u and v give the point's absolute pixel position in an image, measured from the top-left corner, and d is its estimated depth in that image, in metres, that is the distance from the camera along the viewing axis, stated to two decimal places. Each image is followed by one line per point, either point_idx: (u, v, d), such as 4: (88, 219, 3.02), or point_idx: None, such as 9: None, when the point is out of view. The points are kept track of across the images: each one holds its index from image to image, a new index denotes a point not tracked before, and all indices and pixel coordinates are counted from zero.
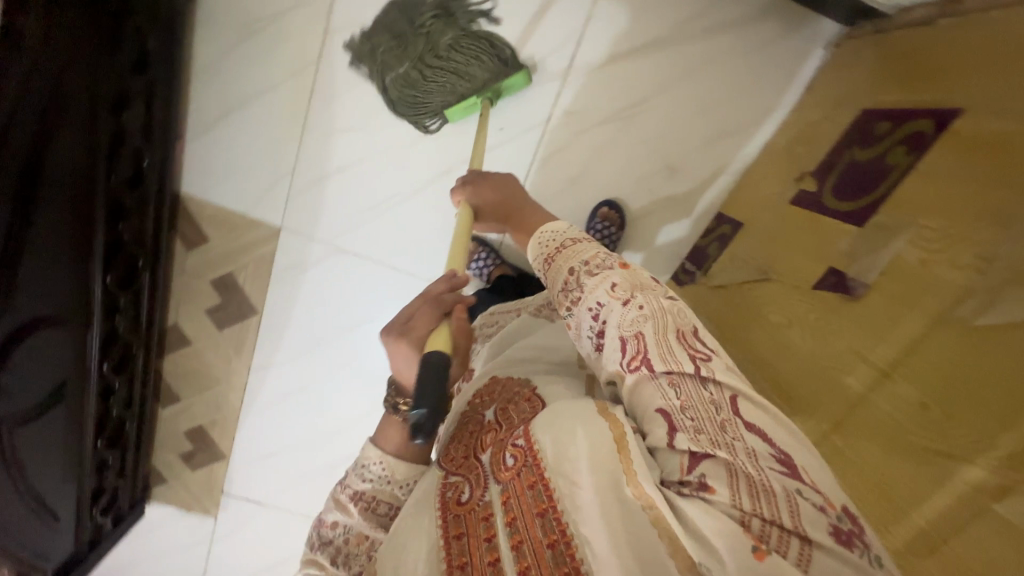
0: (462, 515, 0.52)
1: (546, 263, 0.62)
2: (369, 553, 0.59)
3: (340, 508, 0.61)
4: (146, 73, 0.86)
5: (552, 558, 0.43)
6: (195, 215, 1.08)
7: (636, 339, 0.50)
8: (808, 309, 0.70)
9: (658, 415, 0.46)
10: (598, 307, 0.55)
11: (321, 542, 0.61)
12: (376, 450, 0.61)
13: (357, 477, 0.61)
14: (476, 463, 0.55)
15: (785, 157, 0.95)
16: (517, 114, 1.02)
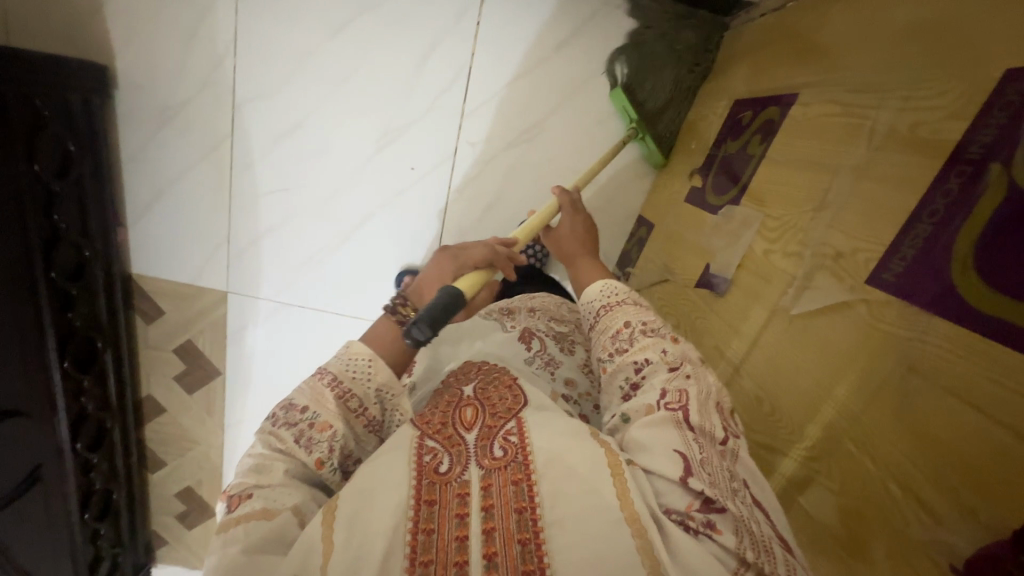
0: (437, 483, 0.45)
1: (604, 311, 0.63)
2: (333, 448, 0.48)
3: (315, 393, 0.50)
4: (71, 174, 0.94)
5: (520, 554, 0.40)
6: (148, 291, 1.16)
7: (680, 396, 0.49)
8: (690, 308, 0.71)
9: (676, 454, 0.44)
10: (644, 364, 0.54)
11: (282, 421, 0.49)
12: (369, 346, 0.53)
13: (340, 363, 0.51)
14: (457, 436, 0.49)
15: (685, 154, 0.96)
16: (426, 152, 1.07)
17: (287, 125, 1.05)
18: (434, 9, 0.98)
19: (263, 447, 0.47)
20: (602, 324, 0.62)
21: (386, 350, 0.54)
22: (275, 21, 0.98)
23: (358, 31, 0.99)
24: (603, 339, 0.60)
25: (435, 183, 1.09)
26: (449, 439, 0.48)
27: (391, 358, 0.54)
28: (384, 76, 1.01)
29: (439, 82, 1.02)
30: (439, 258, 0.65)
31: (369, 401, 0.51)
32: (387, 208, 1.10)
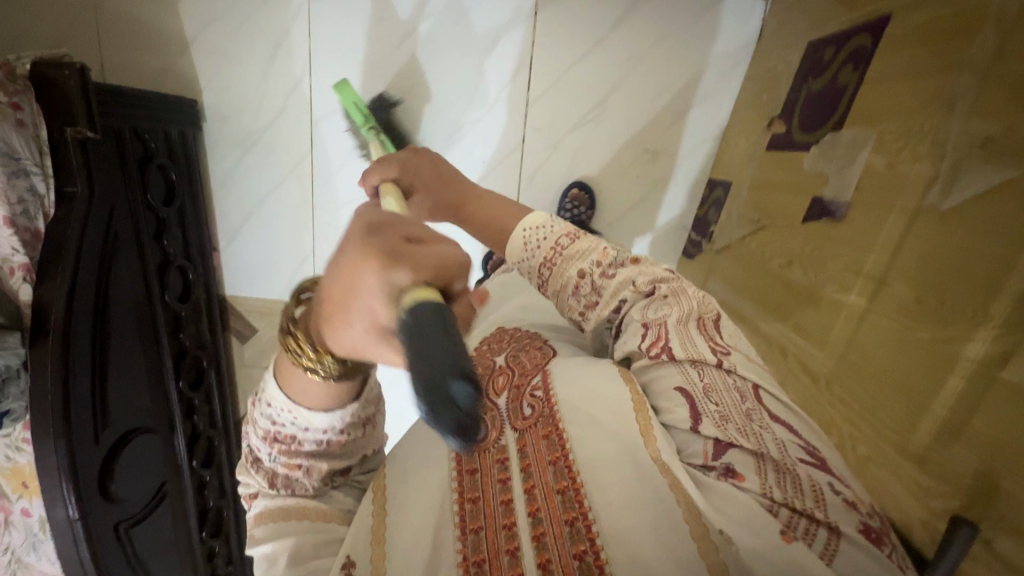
0: (476, 455, 0.50)
1: (552, 265, 0.62)
2: (314, 475, 0.48)
3: (263, 441, 0.47)
4: (175, 202, 1.01)
5: (562, 503, 0.43)
6: (242, 311, 1.21)
7: (660, 327, 0.56)
8: (801, 244, 0.71)
9: (680, 393, 0.51)
10: (621, 301, 0.61)
11: (255, 462, 0.49)
12: (281, 397, 0.44)
13: (264, 416, 0.45)
14: (492, 404, 0.57)
15: (754, 109, 0.96)
16: (493, 144, 1.10)
17: None
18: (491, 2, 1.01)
19: (252, 480, 0.49)
20: (555, 279, 0.62)
21: (309, 397, 0.43)
22: (342, 35, 1.04)
23: (420, 35, 1.04)
24: (565, 296, 0.63)
25: (504, 173, 1.12)
26: (483, 411, 0.56)
27: (316, 400, 0.43)
28: (449, 74, 1.06)
29: (500, 74, 1.06)
30: (354, 245, 0.28)
31: (310, 441, 0.46)
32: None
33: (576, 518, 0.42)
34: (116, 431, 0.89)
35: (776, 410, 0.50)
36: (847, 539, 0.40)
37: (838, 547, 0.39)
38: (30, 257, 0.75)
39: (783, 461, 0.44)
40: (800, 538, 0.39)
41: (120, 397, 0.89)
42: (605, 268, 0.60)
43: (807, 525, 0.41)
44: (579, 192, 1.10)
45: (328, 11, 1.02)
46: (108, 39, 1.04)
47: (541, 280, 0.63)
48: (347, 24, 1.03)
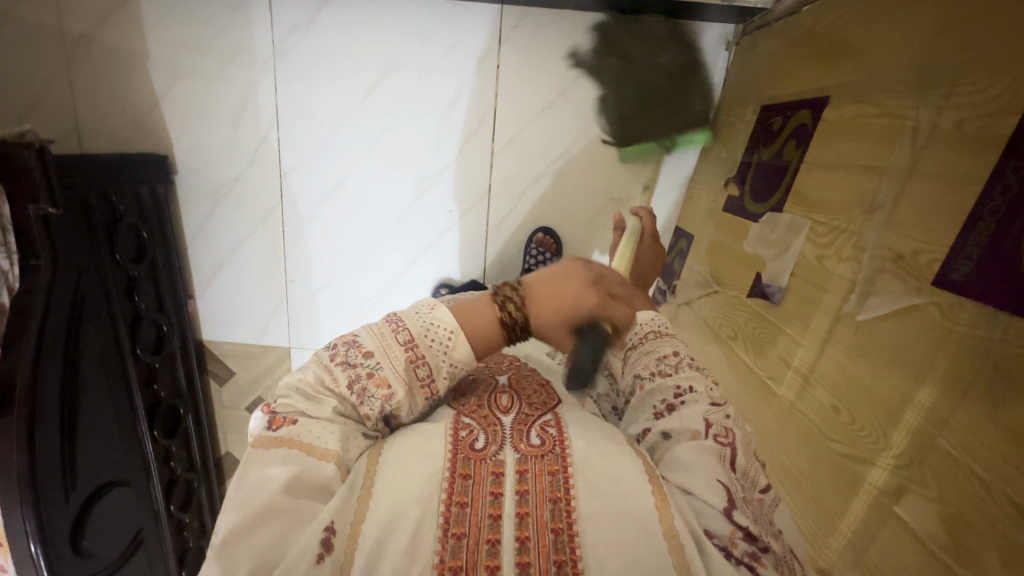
0: (472, 460, 0.47)
1: (653, 336, 0.61)
2: (386, 404, 0.49)
3: (384, 343, 0.50)
4: (146, 258, 1.03)
5: (552, 542, 0.42)
6: (219, 355, 1.24)
7: (728, 435, 0.50)
8: (745, 319, 0.71)
9: (718, 482, 0.46)
10: (687, 390, 0.54)
11: (344, 360, 0.50)
12: (454, 318, 0.51)
13: (419, 324, 0.51)
14: (494, 418, 0.52)
15: (716, 163, 0.96)
16: (460, 194, 1.11)
17: (331, 184, 1.11)
18: (456, 58, 1.02)
19: (317, 373, 0.50)
20: (646, 346, 0.61)
21: (470, 328, 0.51)
22: (309, 92, 1.05)
23: (386, 90, 1.05)
24: (643, 360, 0.59)
25: (473, 220, 1.13)
26: (485, 420, 0.52)
27: (472, 334, 0.51)
28: (416, 127, 1.07)
29: (467, 126, 1.07)
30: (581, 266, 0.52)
31: (437, 374, 0.50)
32: (430, 250, 1.15)
33: (564, 563, 0.41)
34: (88, 489, 0.91)
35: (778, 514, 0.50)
36: None
37: None
38: None
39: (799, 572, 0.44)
40: None
41: (90, 455, 0.92)
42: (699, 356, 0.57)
43: None
44: (545, 237, 1.11)
45: (295, 69, 1.04)
46: (83, 97, 1.06)
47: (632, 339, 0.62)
48: (314, 81, 1.05)
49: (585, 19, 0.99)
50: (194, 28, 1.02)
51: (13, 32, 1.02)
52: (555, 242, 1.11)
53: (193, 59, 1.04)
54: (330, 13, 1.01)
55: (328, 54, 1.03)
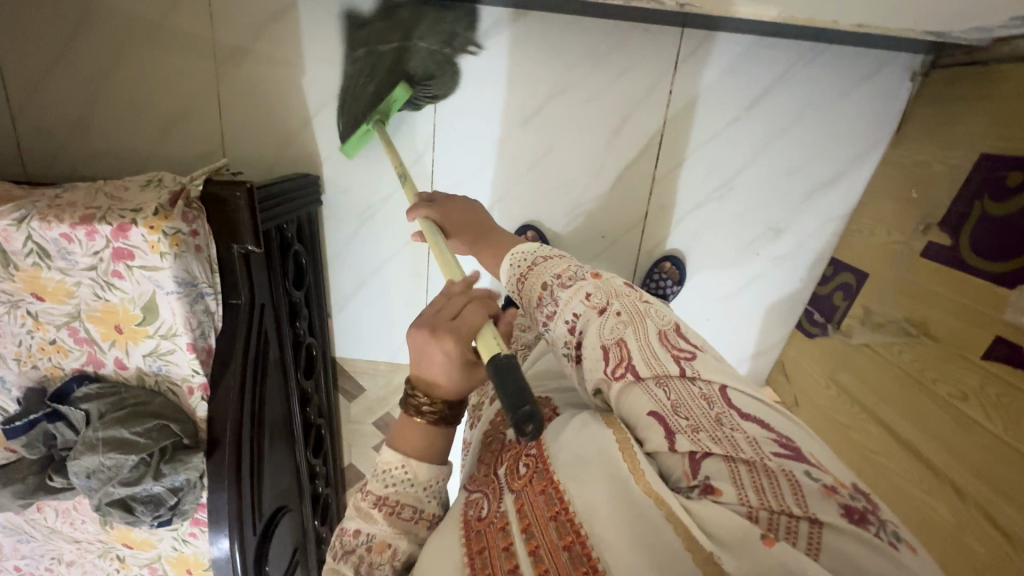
0: (482, 529, 0.49)
1: (542, 260, 0.62)
2: (396, 562, 0.50)
3: (362, 516, 0.52)
4: (303, 283, 1.00)
5: (570, 559, 0.42)
6: (351, 373, 1.23)
7: (619, 347, 0.51)
8: (983, 383, 0.71)
9: (652, 418, 0.46)
10: (576, 319, 0.55)
11: (343, 554, 0.51)
12: (398, 453, 0.52)
13: (377, 482, 0.52)
14: (494, 478, 0.54)
15: (900, 201, 0.94)
16: (614, 219, 1.08)
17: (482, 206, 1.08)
18: (625, 82, 0.98)
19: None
20: (525, 296, 0.62)
21: (421, 454, 0.53)
22: (471, 113, 1.01)
23: (548, 113, 1.01)
24: (536, 312, 0.61)
25: (625, 245, 1.10)
26: (490, 485, 0.54)
27: (423, 454, 0.53)
28: (575, 149, 1.03)
29: (629, 151, 1.03)
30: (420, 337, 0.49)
31: (421, 503, 0.53)
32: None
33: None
34: (266, 518, 0.91)
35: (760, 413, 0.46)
36: (833, 531, 0.37)
37: (822, 538, 0.37)
38: (206, 376, 0.76)
39: (758, 457, 0.41)
40: (782, 537, 0.37)
41: (270, 485, 0.92)
42: (564, 277, 0.57)
43: (788, 522, 0.38)
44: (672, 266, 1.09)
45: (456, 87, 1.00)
46: (234, 113, 1.02)
47: (518, 297, 0.63)
48: (474, 101, 1.01)
49: (766, 48, 0.96)
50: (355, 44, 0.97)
51: (171, 44, 0.98)
52: (679, 272, 1.09)
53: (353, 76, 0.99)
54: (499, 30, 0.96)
55: (492, 71, 0.99)
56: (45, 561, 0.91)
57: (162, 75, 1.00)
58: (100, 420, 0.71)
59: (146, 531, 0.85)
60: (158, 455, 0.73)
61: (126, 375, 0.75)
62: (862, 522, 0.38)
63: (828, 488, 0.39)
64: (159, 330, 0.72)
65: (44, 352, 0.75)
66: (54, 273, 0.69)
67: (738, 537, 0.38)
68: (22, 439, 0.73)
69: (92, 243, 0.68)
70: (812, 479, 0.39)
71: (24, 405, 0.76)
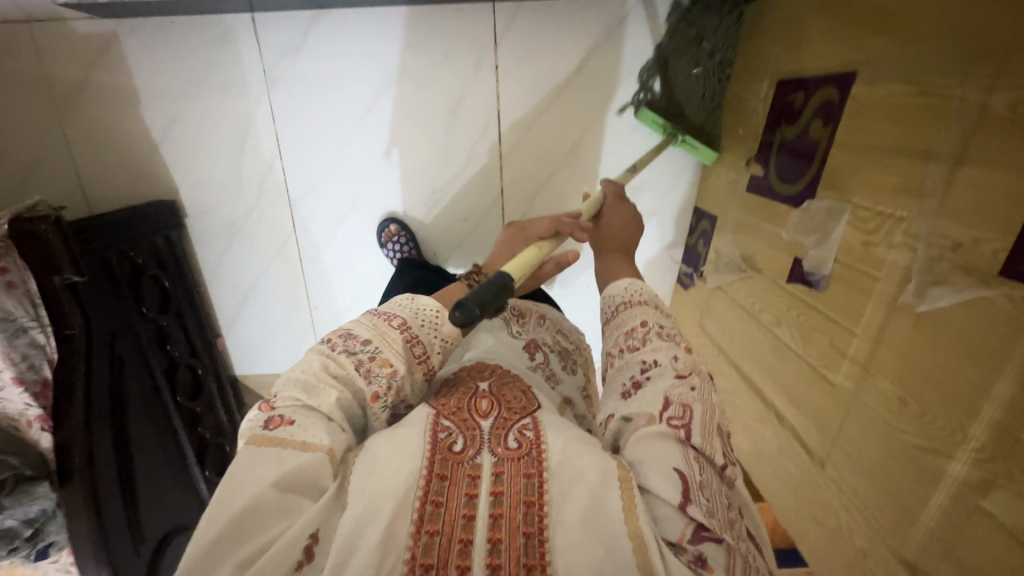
0: (449, 461, 0.46)
1: (654, 308, 0.64)
2: (392, 383, 0.50)
3: (380, 330, 0.52)
4: (170, 306, 1.02)
5: (524, 546, 0.41)
6: (253, 388, 1.25)
7: (682, 411, 0.49)
8: (788, 306, 0.70)
9: (676, 472, 0.44)
10: (652, 364, 0.56)
11: (348, 347, 0.51)
12: (438, 302, 0.56)
13: (408, 309, 0.54)
14: (472, 422, 0.50)
15: (732, 142, 0.94)
16: (473, 199, 1.10)
17: (343, 207, 1.10)
18: (451, 65, 1.00)
19: (323, 363, 0.49)
20: (619, 320, 0.64)
21: (454, 306, 0.56)
22: (309, 118, 1.03)
23: (385, 107, 1.03)
24: (616, 336, 0.62)
25: (490, 224, 1.12)
26: (465, 424, 0.50)
27: (454, 314, 0.56)
28: (421, 138, 1.05)
29: (472, 132, 1.05)
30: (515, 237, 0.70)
31: (433, 349, 0.53)
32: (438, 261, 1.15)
33: (535, 568, 0.40)
34: (153, 540, 0.93)
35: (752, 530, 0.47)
36: None
37: None
38: (43, 408, 0.78)
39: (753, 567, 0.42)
40: None
41: (153, 507, 0.94)
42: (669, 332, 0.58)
43: None
44: None
45: (290, 95, 1.02)
46: (83, 152, 1.05)
47: (609, 317, 0.66)
48: (311, 106, 1.03)
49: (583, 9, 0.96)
50: (182, 68, 0.99)
51: (8, 94, 1.00)
52: None
53: (187, 99, 1.01)
54: (318, 34, 0.98)
55: (322, 76, 1.00)
56: None
57: (7, 126, 1.02)
58: None
59: (28, 568, 0.86)
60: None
61: None
62: None
63: None
64: None
65: None
66: None
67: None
68: None
69: None
70: None
71: None
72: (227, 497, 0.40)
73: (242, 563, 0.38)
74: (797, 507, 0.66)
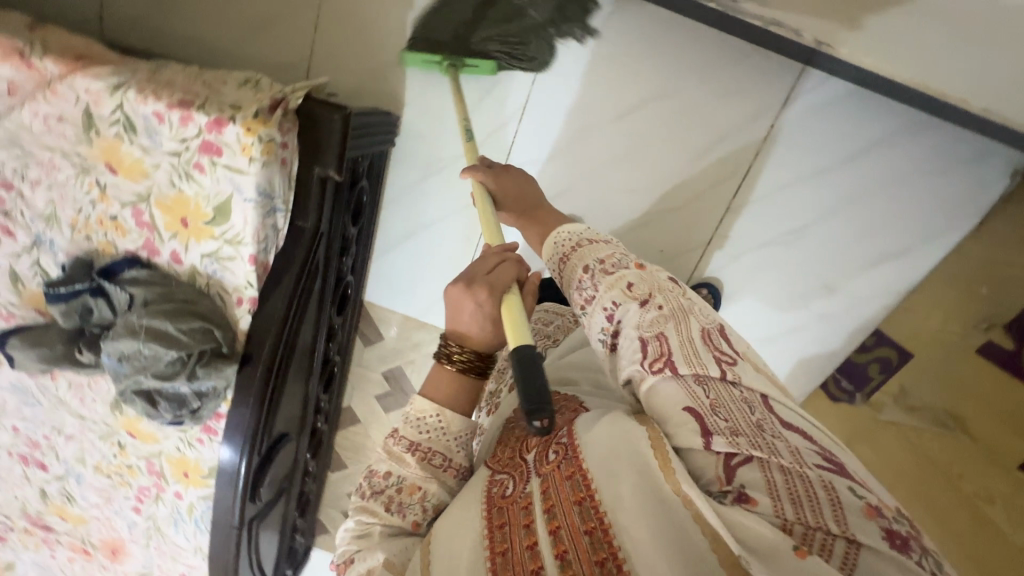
0: (504, 507, 0.53)
1: (587, 243, 0.63)
2: (425, 503, 0.57)
3: (395, 461, 0.57)
4: (360, 220, 0.98)
5: (591, 544, 0.45)
6: (375, 318, 1.22)
7: (658, 340, 0.51)
8: (1017, 493, 0.71)
9: (687, 414, 0.47)
10: (614, 307, 0.56)
11: (371, 494, 0.58)
12: (433, 401, 0.58)
13: (412, 429, 0.58)
14: (519, 458, 0.57)
15: (964, 292, 0.94)
16: (677, 236, 1.09)
17: (553, 189, 1.09)
18: (726, 106, 0.98)
19: (356, 520, 0.57)
20: (566, 276, 0.63)
21: (451, 399, 0.59)
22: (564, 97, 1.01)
23: (641, 117, 1.01)
24: (571, 293, 0.62)
25: (679, 265, 1.11)
26: (513, 462, 0.57)
27: (456, 401, 0.59)
28: (657, 161, 1.04)
29: (710, 173, 1.03)
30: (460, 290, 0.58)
31: (452, 450, 0.58)
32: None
33: (607, 562, 0.44)
34: (271, 440, 0.90)
35: (794, 420, 0.47)
36: (870, 551, 0.38)
37: (857, 559, 0.38)
38: (258, 292, 0.74)
39: (795, 465, 0.42)
40: (815, 553, 0.38)
41: (282, 409, 0.91)
42: (609, 264, 0.58)
43: (825, 541, 0.39)
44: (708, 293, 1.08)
45: (561, 67, 0.99)
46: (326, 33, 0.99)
47: (557, 276, 0.64)
48: (573, 86, 1.00)
49: (865, 107, 0.96)
50: None
51: None
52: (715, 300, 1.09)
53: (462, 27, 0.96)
54: (619, 22, 0.95)
55: (599, 62, 0.98)
56: (44, 429, 0.91)
57: None
58: (145, 308, 0.70)
59: (155, 426, 0.84)
60: (196, 357, 0.71)
61: (179, 269, 0.74)
62: (905, 548, 0.38)
63: (871, 510, 0.40)
64: (226, 234, 0.70)
65: (101, 226, 0.73)
66: (135, 148, 0.67)
67: (771, 550, 0.39)
68: (61, 307, 0.72)
69: (183, 128, 0.65)
70: (852, 497, 0.40)
71: (68, 272, 0.73)
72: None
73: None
74: None
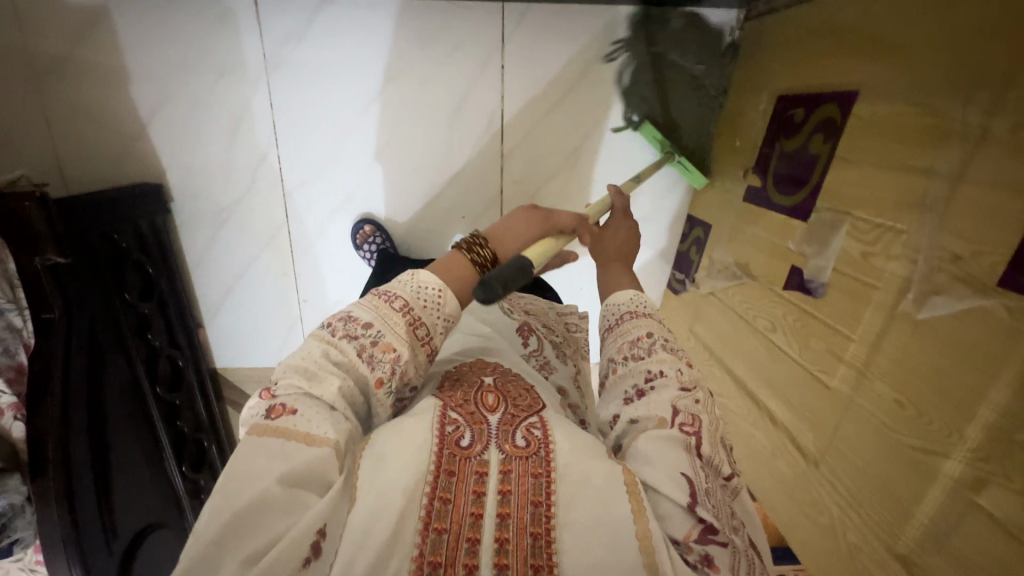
0: (457, 456, 0.45)
1: (640, 316, 0.60)
2: (397, 370, 0.48)
3: (382, 312, 0.49)
4: (155, 295, 0.98)
5: (530, 547, 0.40)
6: (235, 381, 1.22)
7: (694, 422, 0.48)
8: (784, 312, 0.73)
9: (683, 476, 0.44)
10: (657, 376, 0.53)
11: (347, 333, 0.48)
12: (438, 278, 0.52)
13: (409, 288, 0.50)
14: (480, 416, 0.49)
15: (728, 153, 0.98)
16: (472, 197, 1.11)
17: (339, 197, 1.09)
18: (460, 60, 1.00)
19: (324, 348, 0.47)
20: (619, 329, 0.59)
21: (453, 284, 0.52)
22: (309, 105, 1.01)
23: (388, 100, 1.02)
24: (617, 342, 0.58)
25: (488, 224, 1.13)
26: (472, 416, 0.49)
27: (456, 290, 0.53)
28: (421, 135, 1.05)
29: (475, 130, 1.05)
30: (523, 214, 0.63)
31: (435, 332, 0.50)
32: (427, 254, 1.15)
33: (541, 568, 0.39)
34: (126, 536, 0.88)
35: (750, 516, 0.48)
36: None
37: None
38: (17, 395, 0.74)
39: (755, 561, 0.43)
40: None
41: (126, 501, 0.89)
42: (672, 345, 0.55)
43: None
44: None
45: (290, 82, 0.99)
46: (60, 131, 0.99)
47: (609, 323, 0.61)
48: (310, 96, 1.01)
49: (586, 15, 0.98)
50: (176, 47, 0.95)
51: None
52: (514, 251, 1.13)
53: (181, 80, 0.98)
54: (321, 22, 0.96)
55: (322, 64, 0.99)
56: None
57: None
58: None
59: None
60: None
61: None
62: None
63: None
64: None
65: None
66: None
67: None
68: None
69: None
70: None
71: None
72: (232, 490, 0.39)
73: (244, 559, 0.36)
74: (790, 507, 0.68)
